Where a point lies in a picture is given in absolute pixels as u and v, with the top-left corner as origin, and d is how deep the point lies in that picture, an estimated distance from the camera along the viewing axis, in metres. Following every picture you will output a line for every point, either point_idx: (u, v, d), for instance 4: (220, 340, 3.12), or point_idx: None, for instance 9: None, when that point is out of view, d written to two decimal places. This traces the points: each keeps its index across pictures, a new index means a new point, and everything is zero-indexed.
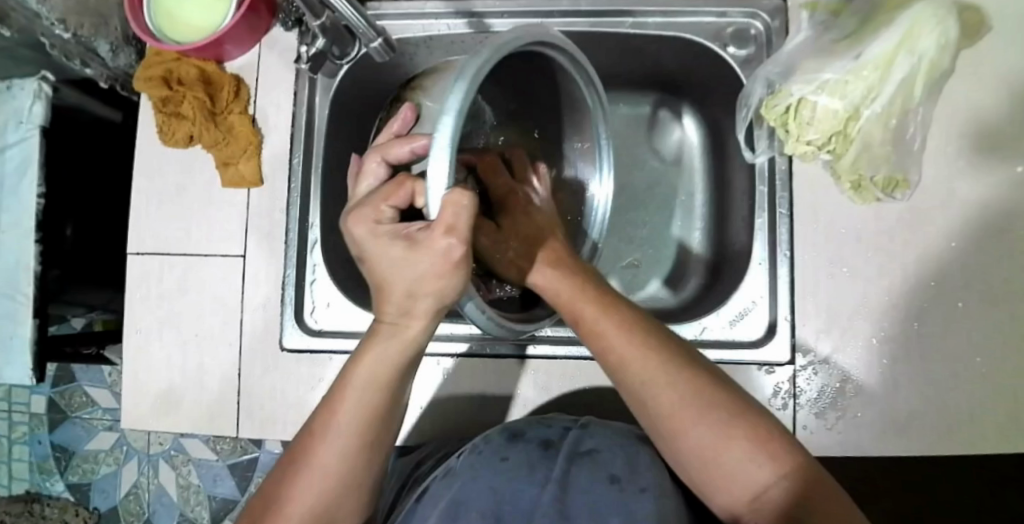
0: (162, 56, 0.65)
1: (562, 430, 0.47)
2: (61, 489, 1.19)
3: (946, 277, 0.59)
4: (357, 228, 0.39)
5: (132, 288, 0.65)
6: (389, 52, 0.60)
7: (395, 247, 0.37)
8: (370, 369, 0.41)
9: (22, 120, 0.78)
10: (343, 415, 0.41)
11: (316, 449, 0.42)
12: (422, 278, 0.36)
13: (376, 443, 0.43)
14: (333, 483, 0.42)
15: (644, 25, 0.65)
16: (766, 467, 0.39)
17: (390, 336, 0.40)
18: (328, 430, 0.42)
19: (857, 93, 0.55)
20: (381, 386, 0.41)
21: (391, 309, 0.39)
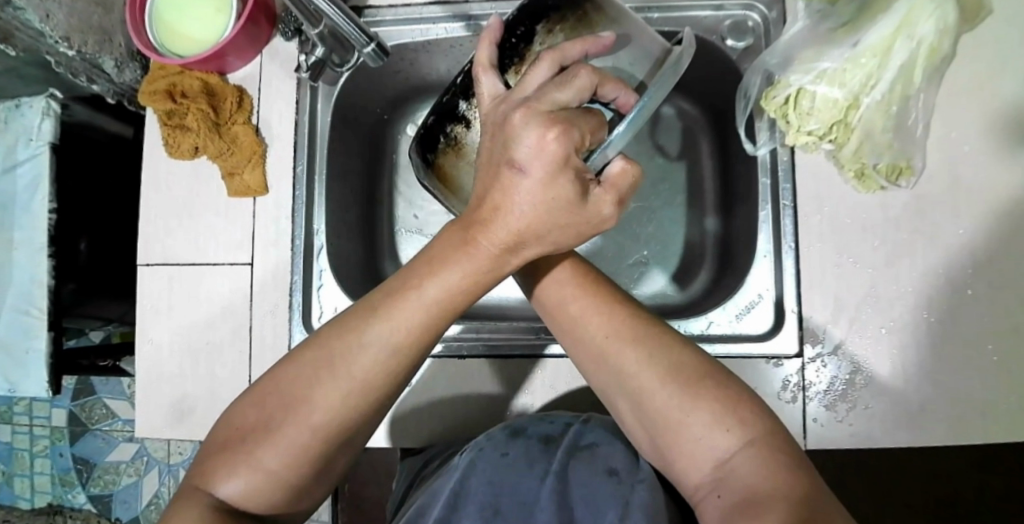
0: (165, 70, 0.66)
1: (563, 425, 0.47)
2: (83, 501, 1.20)
3: (952, 263, 0.58)
4: (559, 152, 0.35)
5: (143, 298, 0.66)
6: (386, 56, 0.59)
7: (574, 190, 0.36)
8: (438, 290, 0.38)
9: (33, 137, 0.80)
10: (392, 334, 0.39)
11: (341, 363, 0.39)
12: (563, 227, 0.37)
13: (403, 377, 0.41)
14: (350, 405, 0.39)
15: (648, 19, 0.65)
16: (733, 432, 0.39)
17: (479, 260, 0.38)
18: (362, 345, 0.39)
19: (856, 81, 0.55)
20: (443, 313, 0.39)
21: (498, 235, 0.37)
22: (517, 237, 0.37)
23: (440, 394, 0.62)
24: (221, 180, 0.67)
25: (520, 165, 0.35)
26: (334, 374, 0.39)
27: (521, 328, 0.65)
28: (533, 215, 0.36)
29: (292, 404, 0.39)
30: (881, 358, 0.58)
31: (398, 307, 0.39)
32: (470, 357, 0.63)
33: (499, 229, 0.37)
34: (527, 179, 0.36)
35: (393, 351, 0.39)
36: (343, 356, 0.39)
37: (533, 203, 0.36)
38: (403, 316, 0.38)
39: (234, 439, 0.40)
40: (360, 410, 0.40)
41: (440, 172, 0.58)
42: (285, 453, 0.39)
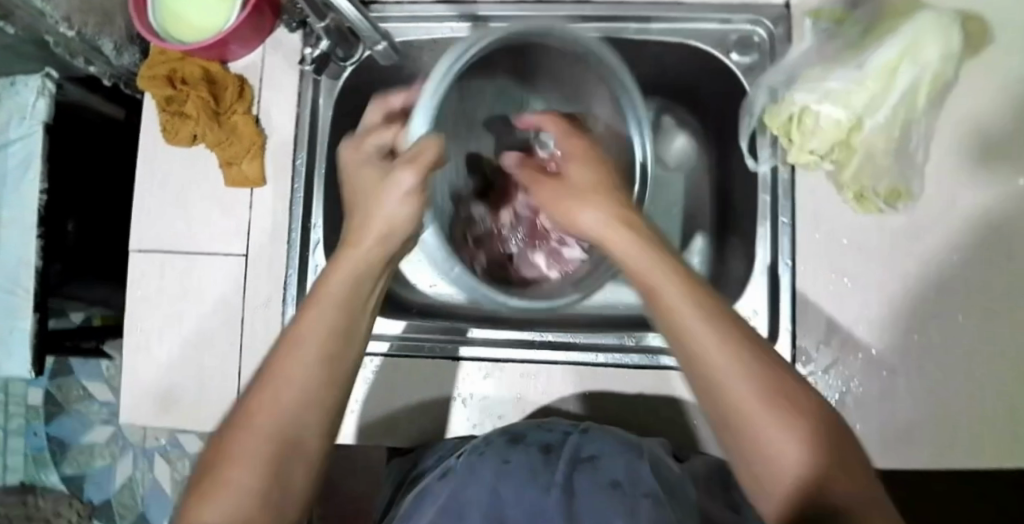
0: (166, 55, 0.66)
1: (563, 434, 0.48)
2: (55, 481, 1.17)
3: (948, 286, 0.59)
4: (416, 180, 0.46)
5: (134, 285, 0.66)
6: (394, 53, 0.59)
7: (409, 195, 0.46)
8: (343, 280, 0.44)
9: (26, 116, 0.78)
10: (310, 322, 0.41)
11: (275, 372, 0.39)
12: (398, 216, 0.46)
13: (342, 369, 0.41)
14: (293, 407, 0.38)
15: (649, 30, 0.64)
16: (810, 451, 0.33)
17: (365, 254, 0.45)
18: (291, 347, 0.40)
19: (861, 102, 0.55)
20: (350, 302, 0.43)
21: (369, 240, 0.45)
22: (383, 235, 0.46)
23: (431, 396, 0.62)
24: (218, 169, 0.66)
25: (388, 199, 0.46)
26: (273, 380, 0.39)
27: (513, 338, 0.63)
28: (394, 209, 0.46)
29: (239, 420, 0.37)
30: (872, 378, 0.58)
31: (300, 337, 0.40)
32: (465, 360, 0.62)
33: (347, 263, 0.44)
34: (397, 199, 0.46)
35: (327, 331, 0.41)
36: (270, 391, 0.38)
37: (400, 199, 0.46)
38: (316, 317, 0.41)
39: (194, 483, 0.36)
40: (308, 412, 0.39)
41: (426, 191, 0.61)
42: (232, 505, 0.34)
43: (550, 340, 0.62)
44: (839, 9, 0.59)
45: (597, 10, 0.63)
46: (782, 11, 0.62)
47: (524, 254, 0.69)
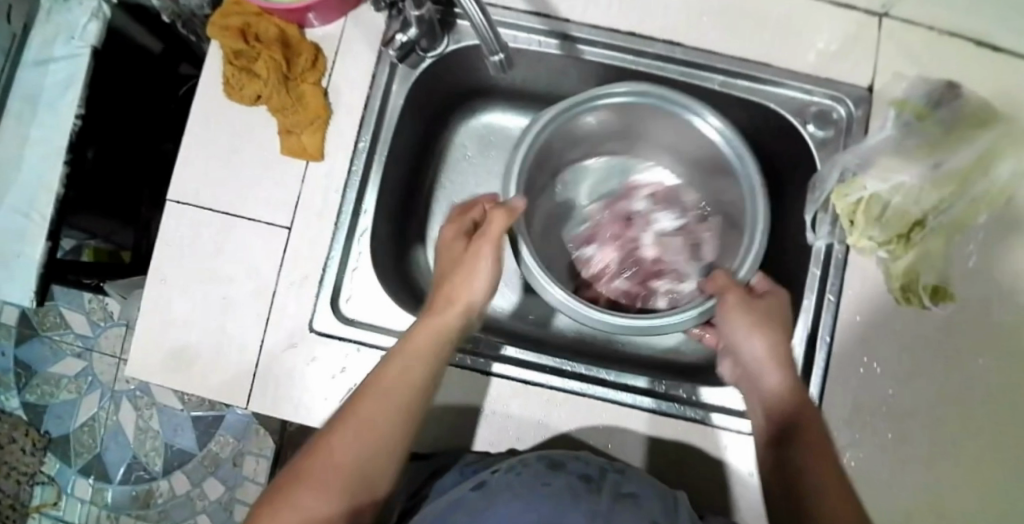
0: (243, 6, 0.64)
1: (600, 468, 0.49)
2: (15, 406, 1.12)
3: (961, 391, 0.61)
4: (494, 245, 0.55)
5: (164, 236, 0.63)
6: (506, 68, 0.59)
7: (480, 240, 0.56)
8: (438, 323, 0.52)
9: (75, 36, 0.75)
10: (419, 344, 0.50)
11: (382, 373, 0.48)
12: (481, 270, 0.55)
13: (413, 397, 0.47)
14: (398, 404, 0.46)
15: (733, 85, 0.64)
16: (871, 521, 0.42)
17: (454, 308, 0.53)
18: (392, 360, 0.49)
19: (930, 200, 0.56)
20: (437, 340, 0.51)
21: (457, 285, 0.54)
22: (463, 290, 0.54)
23: (453, 404, 0.62)
24: (276, 135, 0.64)
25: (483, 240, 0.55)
26: (371, 389, 0.46)
27: (544, 365, 0.64)
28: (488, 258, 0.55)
29: (319, 456, 0.43)
30: (881, 467, 0.59)
31: (391, 394, 0.46)
32: (494, 375, 0.62)
33: (434, 327, 0.51)
34: (479, 285, 0.55)
35: (421, 354, 0.49)
36: (326, 457, 0.43)
37: (448, 296, 0.54)
38: (419, 333, 0.50)
39: (273, 493, 0.42)
40: (404, 418, 0.46)
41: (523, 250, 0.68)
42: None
43: (582, 372, 0.64)
44: (921, 104, 0.59)
45: (689, 55, 0.63)
46: (865, 93, 0.63)
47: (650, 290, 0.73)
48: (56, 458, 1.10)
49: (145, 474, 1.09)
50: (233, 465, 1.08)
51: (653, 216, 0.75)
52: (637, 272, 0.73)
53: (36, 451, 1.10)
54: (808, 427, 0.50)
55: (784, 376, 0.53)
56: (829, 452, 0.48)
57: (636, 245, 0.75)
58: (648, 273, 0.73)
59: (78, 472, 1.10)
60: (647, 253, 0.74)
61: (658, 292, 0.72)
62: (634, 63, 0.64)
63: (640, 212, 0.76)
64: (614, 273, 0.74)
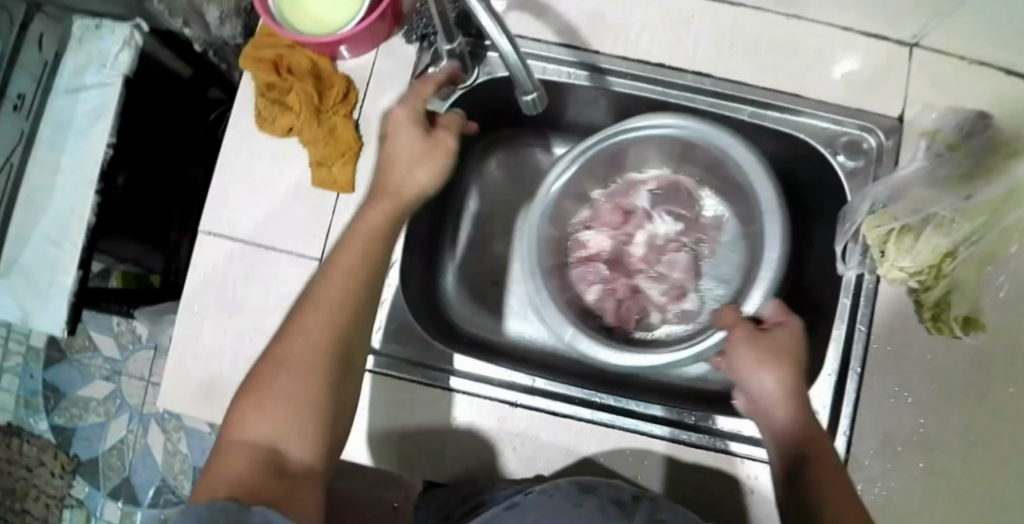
0: (276, 38, 0.64)
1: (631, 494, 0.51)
2: (44, 429, 1.14)
3: (994, 421, 0.60)
4: (449, 134, 0.56)
5: (197, 268, 0.64)
6: (540, 109, 0.51)
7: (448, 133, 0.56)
8: (372, 227, 0.50)
9: (106, 64, 0.76)
10: (355, 250, 0.48)
11: (328, 281, 0.45)
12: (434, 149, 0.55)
13: (362, 298, 0.46)
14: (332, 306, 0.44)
15: (763, 116, 0.65)
16: None
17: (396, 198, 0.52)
18: (335, 269, 0.46)
19: (961, 233, 0.55)
20: (378, 243, 0.49)
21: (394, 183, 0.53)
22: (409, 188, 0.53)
23: (483, 435, 0.62)
24: (307, 168, 0.65)
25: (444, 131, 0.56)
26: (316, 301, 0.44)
27: (574, 396, 0.64)
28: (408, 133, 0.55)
29: (283, 366, 0.41)
30: (912, 497, 0.59)
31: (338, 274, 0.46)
32: (520, 406, 0.63)
33: (375, 211, 0.50)
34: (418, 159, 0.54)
35: (368, 259, 0.47)
36: (300, 341, 0.42)
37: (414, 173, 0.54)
38: (364, 235, 0.49)
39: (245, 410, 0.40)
40: (346, 314, 0.44)
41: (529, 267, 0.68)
42: (288, 423, 0.39)
43: (611, 403, 0.64)
44: (953, 136, 0.59)
45: (718, 86, 0.64)
46: (895, 124, 0.63)
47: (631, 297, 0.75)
48: (85, 482, 1.12)
49: (173, 497, 1.10)
50: None
51: (653, 216, 0.76)
52: (622, 271, 0.76)
53: (64, 475, 1.12)
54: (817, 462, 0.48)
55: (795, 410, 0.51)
56: (845, 488, 0.46)
57: (627, 240, 0.76)
58: (634, 271, 0.75)
59: (107, 495, 1.11)
60: (636, 251, 0.76)
61: (642, 296, 0.75)
62: (662, 95, 0.66)
63: (641, 209, 0.76)
64: (603, 258, 0.76)
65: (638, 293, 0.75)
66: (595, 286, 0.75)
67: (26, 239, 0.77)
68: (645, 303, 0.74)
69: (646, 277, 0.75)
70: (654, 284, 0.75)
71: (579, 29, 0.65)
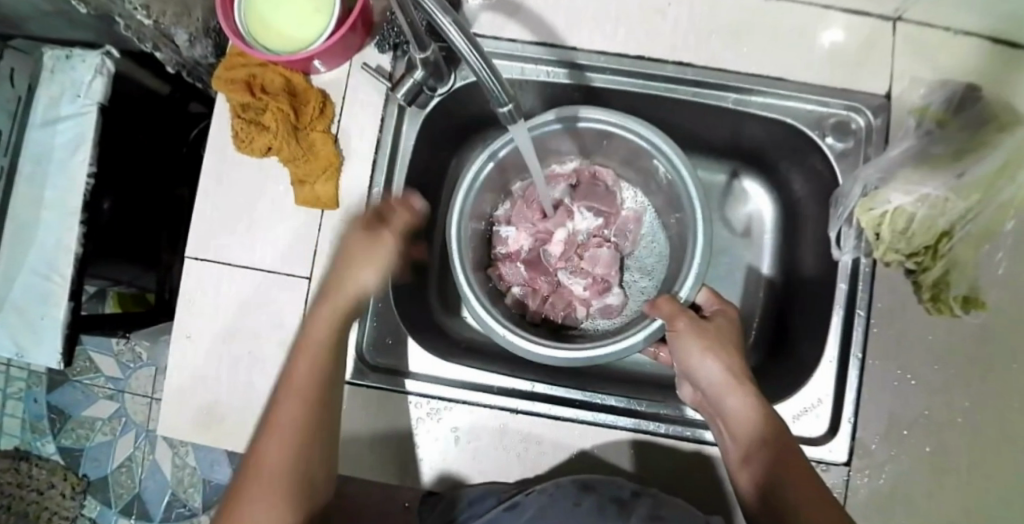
0: (246, 57, 0.63)
1: (632, 493, 0.51)
2: (52, 451, 1.14)
3: (997, 397, 0.59)
4: (396, 239, 0.52)
5: (185, 293, 0.63)
6: (518, 118, 0.51)
7: (386, 245, 0.51)
8: (333, 311, 0.50)
9: (80, 93, 0.75)
10: (318, 335, 0.49)
11: (295, 372, 0.47)
12: (371, 254, 0.51)
13: (331, 384, 0.49)
14: (308, 401, 0.47)
15: (749, 102, 0.63)
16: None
17: (355, 291, 0.50)
18: (304, 357, 0.48)
19: (957, 211, 0.54)
20: (340, 323, 0.50)
21: (344, 288, 0.50)
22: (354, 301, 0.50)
23: (483, 441, 0.62)
24: (290, 186, 0.64)
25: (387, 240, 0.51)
26: (291, 393, 0.47)
27: (575, 399, 0.63)
28: (353, 252, 0.51)
29: (260, 465, 0.45)
30: (918, 479, 0.59)
31: (288, 399, 0.47)
32: (523, 413, 0.62)
33: (320, 316, 0.49)
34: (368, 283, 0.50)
35: (329, 351, 0.49)
36: (273, 442, 0.46)
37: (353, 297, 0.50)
38: (322, 325, 0.49)
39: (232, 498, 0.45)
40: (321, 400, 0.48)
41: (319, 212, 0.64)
42: None
43: (612, 404, 0.63)
44: (942, 110, 0.59)
45: (700, 75, 0.63)
46: (884, 102, 0.62)
47: (557, 288, 0.72)
48: (97, 501, 1.13)
49: (185, 511, 1.11)
50: None
51: (574, 211, 0.73)
52: (541, 268, 0.72)
53: (75, 495, 1.13)
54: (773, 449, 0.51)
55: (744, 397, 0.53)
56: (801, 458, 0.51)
57: (547, 237, 0.72)
58: (554, 268, 0.72)
59: (119, 512, 1.13)
60: (555, 249, 0.72)
61: (565, 291, 0.71)
62: (644, 88, 0.64)
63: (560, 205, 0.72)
64: (519, 260, 0.72)
65: (559, 289, 0.71)
66: (515, 289, 0.71)
67: (14, 275, 0.76)
68: (569, 298, 0.71)
69: (566, 270, 0.72)
70: (577, 279, 0.71)
71: (555, 26, 0.64)
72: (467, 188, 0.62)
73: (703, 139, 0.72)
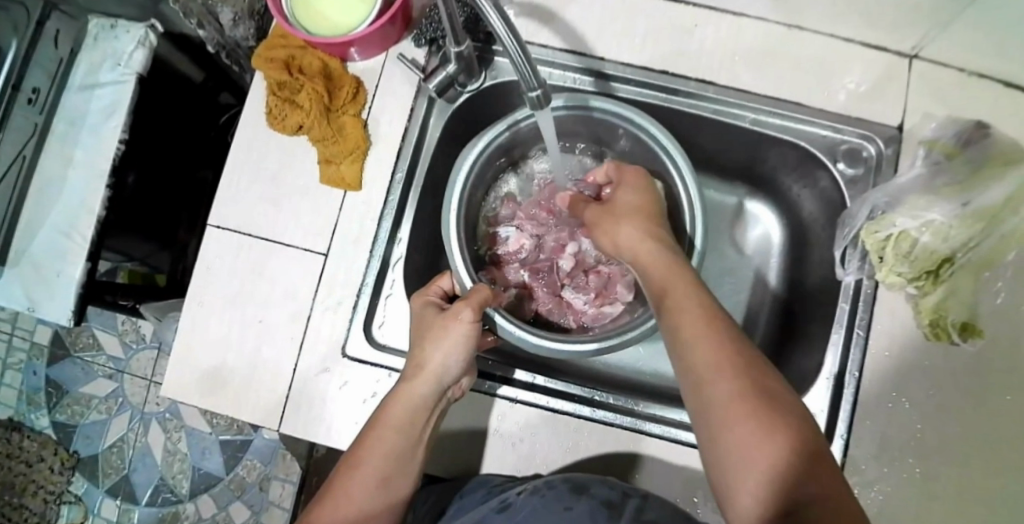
0: (287, 39, 0.66)
1: (623, 493, 0.51)
2: (45, 425, 1.14)
3: (989, 427, 0.61)
4: (474, 318, 0.53)
5: (206, 261, 0.65)
6: (544, 107, 0.51)
7: (464, 321, 0.53)
8: (423, 374, 0.53)
9: (120, 63, 0.78)
10: (409, 387, 0.53)
11: (387, 411, 0.52)
12: (445, 324, 0.53)
13: (416, 425, 0.52)
14: (395, 438, 0.51)
15: (765, 123, 0.65)
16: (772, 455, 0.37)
17: (435, 335, 0.53)
18: (394, 401, 0.52)
19: (957, 240, 0.57)
20: (432, 376, 0.53)
21: (429, 341, 0.53)
22: (433, 370, 0.53)
23: (482, 428, 0.63)
24: (316, 164, 0.66)
25: (458, 307, 0.53)
26: (381, 426, 0.52)
27: (574, 394, 0.64)
28: (431, 319, 0.54)
29: (344, 482, 0.50)
30: (908, 502, 0.59)
31: (361, 469, 0.50)
32: (520, 403, 0.63)
33: (408, 398, 0.52)
34: (448, 353, 0.53)
35: (417, 400, 0.52)
36: (357, 469, 0.50)
37: (442, 359, 0.53)
38: (417, 381, 0.53)
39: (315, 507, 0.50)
40: (405, 436, 0.52)
41: (336, 183, 0.65)
42: None
43: (610, 402, 0.64)
44: (951, 144, 0.61)
45: (721, 94, 0.65)
46: (895, 133, 0.64)
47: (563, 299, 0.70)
48: (84, 479, 1.12)
49: (171, 497, 1.11)
50: (259, 489, 1.09)
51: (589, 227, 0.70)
52: (545, 276, 0.70)
53: (63, 471, 1.12)
54: (719, 347, 0.42)
55: (696, 303, 0.45)
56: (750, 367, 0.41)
57: (559, 250, 0.70)
58: (559, 281, 0.70)
59: (106, 493, 1.12)
60: (564, 263, 0.70)
61: (566, 302, 0.70)
62: (665, 101, 0.67)
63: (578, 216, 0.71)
64: (518, 265, 0.71)
65: (561, 299, 0.70)
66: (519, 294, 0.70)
67: (35, 230, 0.79)
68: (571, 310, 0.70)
69: (571, 286, 0.70)
70: (579, 294, 0.69)
71: (586, 35, 0.67)
72: (466, 173, 0.62)
73: (718, 159, 0.74)
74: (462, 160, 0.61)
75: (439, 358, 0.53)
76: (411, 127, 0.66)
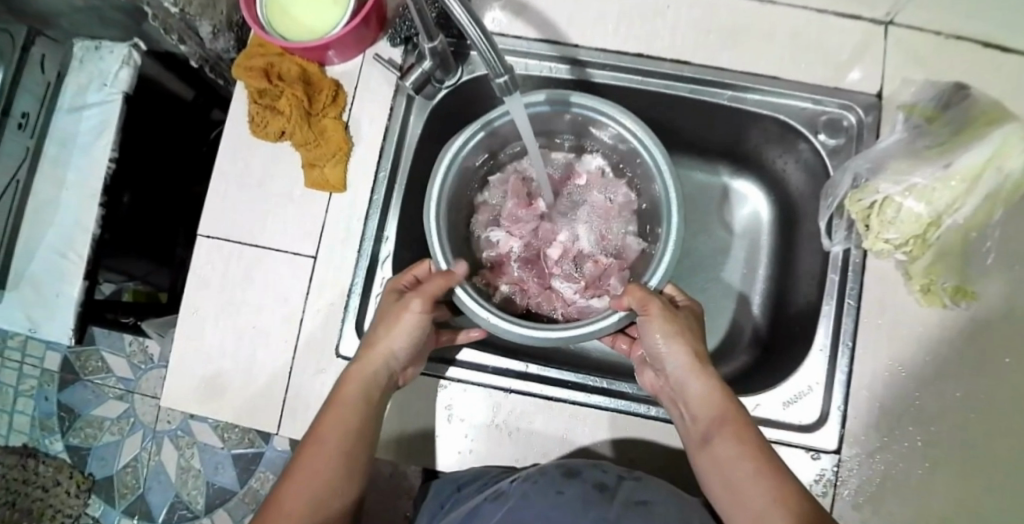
0: (265, 48, 0.67)
1: (617, 477, 0.51)
2: (59, 449, 1.15)
3: (991, 389, 0.60)
4: (425, 308, 0.55)
5: (197, 272, 0.66)
6: (513, 91, 0.51)
7: (416, 311, 0.55)
8: (374, 356, 0.55)
9: (107, 83, 0.80)
10: (360, 368, 0.55)
11: (341, 391, 0.54)
12: (401, 311, 0.55)
13: (368, 405, 0.54)
14: (348, 418, 0.53)
15: (743, 99, 0.65)
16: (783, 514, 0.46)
17: (391, 322, 0.55)
18: (349, 383, 0.54)
19: (942, 202, 0.56)
20: (383, 357, 0.55)
21: (383, 326, 0.56)
22: (385, 354, 0.55)
23: (483, 421, 0.63)
24: (299, 169, 0.67)
25: (414, 296, 0.55)
26: (335, 407, 0.53)
27: (567, 381, 0.64)
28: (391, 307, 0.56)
29: (299, 465, 0.51)
30: (909, 470, 0.59)
31: (315, 448, 0.51)
32: (513, 393, 0.63)
33: (358, 377, 0.54)
34: (399, 338, 0.55)
35: (367, 382, 0.54)
36: (317, 451, 0.51)
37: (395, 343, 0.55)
38: (370, 362, 0.55)
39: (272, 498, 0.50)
40: (357, 416, 0.53)
41: (321, 183, 0.66)
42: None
43: (603, 386, 0.64)
44: (931, 107, 0.60)
45: (697, 72, 0.65)
46: (875, 100, 0.64)
47: (553, 291, 0.67)
48: (100, 500, 1.14)
49: (187, 513, 1.12)
50: None
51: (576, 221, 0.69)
52: (534, 268, 0.68)
53: (80, 493, 1.14)
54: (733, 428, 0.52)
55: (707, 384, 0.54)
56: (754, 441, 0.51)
57: (546, 238, 0.69)
58: (550, 271, 0.68)
59: (122, 512, 1.13)
60: (553, 252, 0.68)
61: (555, 294, 0.67)
62: (642, 84, 0.67)
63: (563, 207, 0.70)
64: (514, 260, 0.69)
65: (550, 291, 0.67)
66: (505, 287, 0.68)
67: (32, 250, 0.83)
68: (558, 301, 0.67)
69: (560, 276, 0.67)
70: (568, 283, 0.67)
71: (559, 24, 0.67)
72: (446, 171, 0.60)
73: (703, 140, 0.74)
74: (438, 165, 0.60)
75: (389, 342, 0.55)
76: (391, 127, 0.67)
